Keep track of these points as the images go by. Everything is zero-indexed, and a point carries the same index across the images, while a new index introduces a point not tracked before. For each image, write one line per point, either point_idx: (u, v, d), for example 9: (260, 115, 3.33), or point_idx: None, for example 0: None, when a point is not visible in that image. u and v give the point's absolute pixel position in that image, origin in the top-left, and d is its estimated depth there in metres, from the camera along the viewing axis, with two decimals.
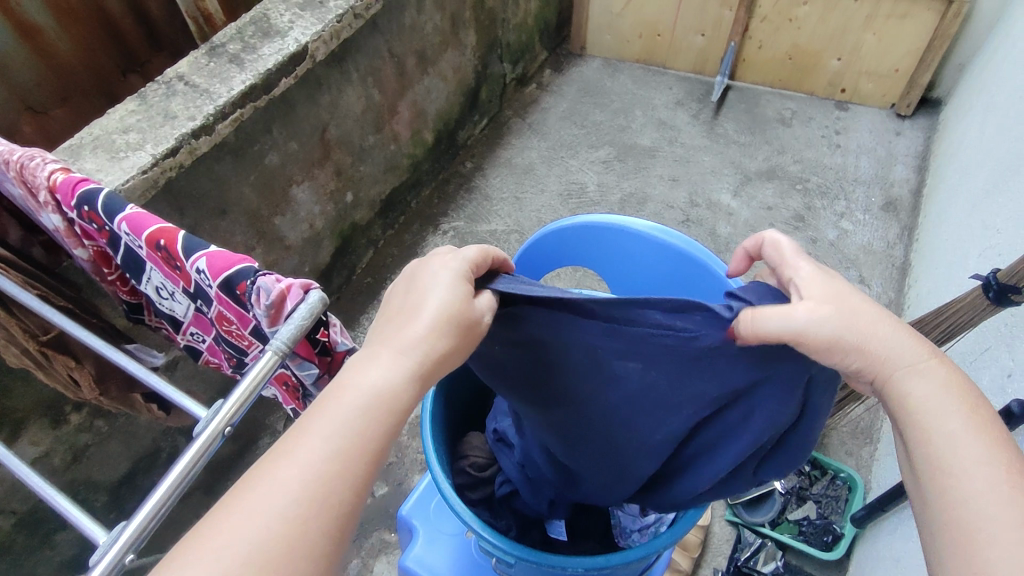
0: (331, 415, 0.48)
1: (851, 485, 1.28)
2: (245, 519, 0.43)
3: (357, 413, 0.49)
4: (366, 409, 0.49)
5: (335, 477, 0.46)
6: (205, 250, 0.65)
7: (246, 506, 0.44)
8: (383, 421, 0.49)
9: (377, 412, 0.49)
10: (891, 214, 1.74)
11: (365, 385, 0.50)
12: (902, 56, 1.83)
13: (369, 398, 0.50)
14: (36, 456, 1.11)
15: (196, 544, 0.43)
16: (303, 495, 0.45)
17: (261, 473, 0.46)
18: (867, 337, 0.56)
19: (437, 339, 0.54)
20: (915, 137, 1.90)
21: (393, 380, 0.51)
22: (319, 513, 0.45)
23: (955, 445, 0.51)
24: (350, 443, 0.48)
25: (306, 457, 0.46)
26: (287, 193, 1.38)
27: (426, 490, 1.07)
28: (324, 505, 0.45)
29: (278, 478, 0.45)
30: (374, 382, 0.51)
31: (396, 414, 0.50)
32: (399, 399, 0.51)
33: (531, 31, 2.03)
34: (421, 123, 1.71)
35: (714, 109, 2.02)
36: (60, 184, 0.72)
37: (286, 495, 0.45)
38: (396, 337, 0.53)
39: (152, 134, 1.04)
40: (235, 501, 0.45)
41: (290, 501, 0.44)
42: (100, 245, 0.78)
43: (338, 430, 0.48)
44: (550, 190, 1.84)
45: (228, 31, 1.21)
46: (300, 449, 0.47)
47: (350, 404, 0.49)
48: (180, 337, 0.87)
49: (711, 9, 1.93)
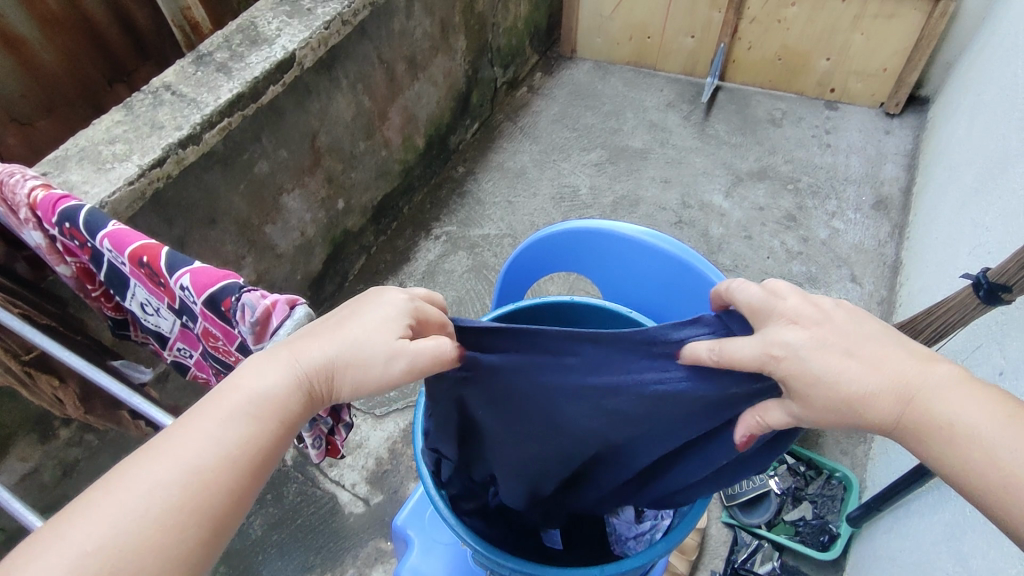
0: (207, 413, 0.50)
1: (846, 485, 1.28)
2: (107, 502, 0.45)
3: (241, 417, 0.51)
4: (242, 410, 0.51)
5: (202, 468, 0.48)
6: (189, 266, 0.64)
7: (111, 491, 0.45)
8: (266, 426, 0.52)
9: (260, 418, 0.51)
10: (882, 212, 1.74)
11: (253, 391, 0.52)
12: (890, 56, 1.84)
13: (250, 403, 0.51)
14: (25, 472, 1.10)
15: (67, 526, 0.43)
16: (166, 483, 0.46)
17: (136, 462, 0.47)
18: (840, 381, 0.53)
19: (336, 363, 0.54)
20: (904, 135, 1.91)
21: (279, 391, 0.53)
22: (181, 503, 0.46)
23: (940, 407, 0.50)
24: (233, 445, 0.50)
25: (178, 448, 0.48)
26: (277, 202, 1.37)
27: (420, 500, 1.07)
28: (187, 497, 0.46)
29: (151, 469, 0.47)
30: (257, 389, 0.52)
31: (279, 418, 0.52)
32: (284, 406, 0.53)
33: (521, 35, 2.03)
34: (412, 128, 1.71)
35: (705, 110, 2.02)
36: (41, 201, 0.71)
37: (150, 482, 0.46)
38: (297, 352, 0.54)
39: (139, 144, 1.03)
40: (106, 486, 0.46)
41: (152, 490, 0.46)
42: (82, 262, 0.77)
43: (209, 427, 0.49)
44: (542, 193, 1.84)
45: (215, 39, 1.20)
46: (172, 441, 0.48)
47: (233, 406, 0.51)
48: (167, 352, 0.86)
49: (700, 11, 1.93)
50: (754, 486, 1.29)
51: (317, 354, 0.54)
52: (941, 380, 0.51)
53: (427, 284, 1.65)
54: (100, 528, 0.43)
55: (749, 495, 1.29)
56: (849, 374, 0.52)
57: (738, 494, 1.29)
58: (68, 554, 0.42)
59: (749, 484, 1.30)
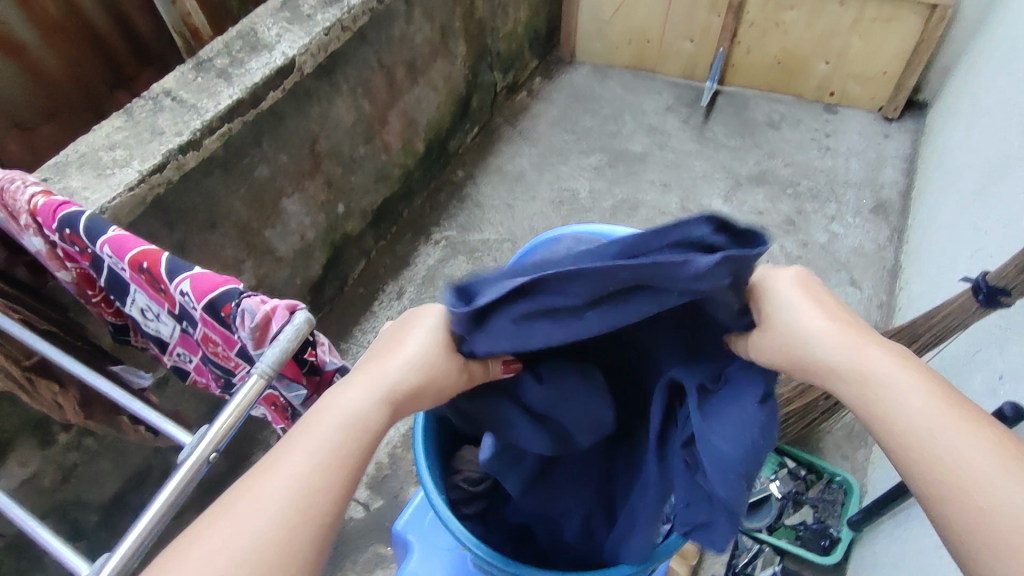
0: (312, 432, 0.52)
1: (847, 489, 1.28)
2: (231, 530, 0.45)
3: (341, 431, 0.53)
4: (340, 426, 0.53)
5: (305, 487, 0.49)
6: (189, 272, 0.64)
7: (227, 518, 0.46)
8: (366, 439, 0.53)
9: (353, 431, 0.53)
10: (882, 216, 1.75)
11: (346, 409, 0.54)
12: (888, 61, 1.85)
13: (347, 417, 0.54)
14: (24, 478, 1.10)
15: (203, 537, 0.45)
16: (289, 504, 0.47)
17: (257, 478, 0.49)
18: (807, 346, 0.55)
19: (406, 375, 0.58)
20: (903, 139, 1.91)
21: (368, 406, 0.55)
22: (302, 521, 0.47)
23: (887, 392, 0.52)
24: (334, 454, 0.51)
25: (289, 467, 0.49)
26: (277, 206, 1.38)
27: (420, 504, 1.07)
28: (311, 508, 0.48)
29: (271, 479, 0.48)
30: (348, 405, 0.55)
31: (371, 432, 0.54)
32: (372, 421, 0.55)
33: (520, 39, 2.03)
34: (412, 132, 1.71)
35: (704, 114, 2.02)
36: (42, 207, 0.71)
37: (269, 511, 0.47)
38: (365, 371, 0.58)
39: (140, 150, 1.04)
40: (228, 505, 0.47)
41: (272, 513, 0.47)
42: (83, 267, 0.77)
43: (317, 446, 0.51)
44: (542, 197, 1.84)
45: (215, 44, 1.20)
46: (284, 458, 0.50)
47: (336, 421, 0.53)
48: (167, 358, 0.86)
49: (699, 16, 1.94)
50: (756, 490, 1.28)
51: (391, 371, 0.58)
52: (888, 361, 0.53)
53: (427, 289, 1.66)
54: (230, 559, 0.44)
55: (749, 499, 1.27)
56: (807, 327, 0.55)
57: None
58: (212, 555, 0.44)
59: (748, 488, 1.28)
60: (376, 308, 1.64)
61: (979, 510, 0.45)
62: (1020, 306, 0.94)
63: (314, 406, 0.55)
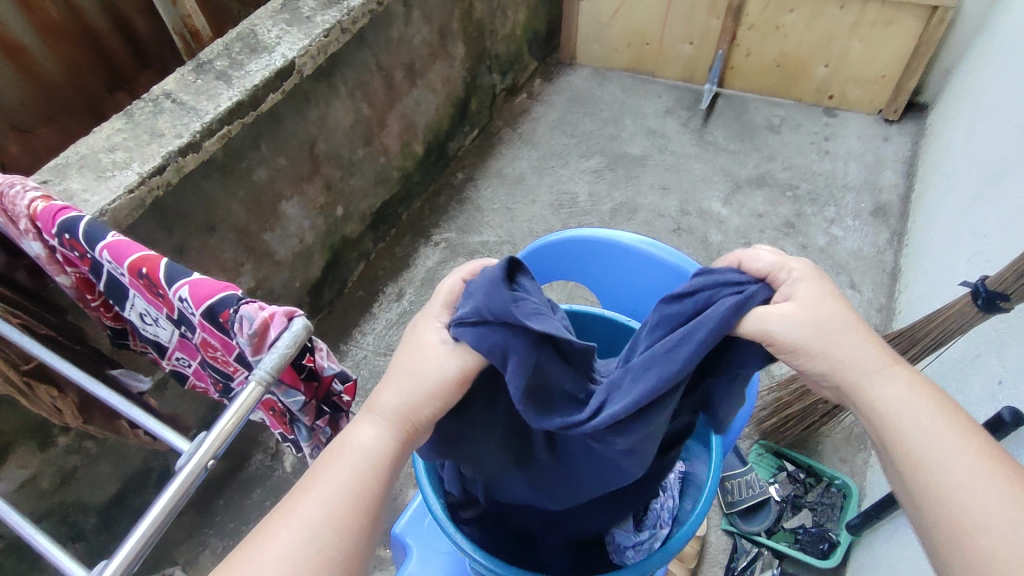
0: (331, 470, 0.55)
1: (846, 493, 1.28)
2: (259, 567, 0.49)
3: (357, 471, 0.56)
4: (357, 466, 0.56)
5: (322, 529, 0.52)
6: (188, 278, 0.64)
7: (255, 559, 0.50)
8: (380, 477, 0.56)
9: (368, 470, 0.56)
10: (881, 219, 1.75)
11: (361, 448, 0.57)
12: (887, 63, 1.85)
13: (363, 456, 0.56)
14: (23, 480, 1.10)
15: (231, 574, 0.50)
16: (310, 541, 0.51)
17: (280, 520, 0.52)
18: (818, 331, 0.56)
19: (415, 400, 0.59)
20: (902, 142, 1.91)
21: (381, 444, 0.57)
22: (322, 558, 0.51)
23: (900, 415, 0.54)
24: (349, 494, 0.54)
25: (310, 505, 0.53)
26: (276, 208, 1.38)
27: (418, 510, 1.06)
28: (330, 548, 0.52)
29: (291, 522, 0.52)
30: (363, 443, 0.57)
31: (386, 470, 0.57)
32: (387, 457, 0.57)
33: (519, 42, 2.03)
34: (411, 134, 1.71)
35: (704, 117, 2.02)
36: (41, 212, 0.71)
37: (294, 548, 0.50)
38: (377, 403, 0.60)
39: (139, 153, 1.04)
40: (253, 546, 0.51)
41: (298, 550, 0.50)
42: (82, 272, 0.77)
43: (335, 486, 0.54)
44: (542, 200, 1.84)
45: (215, 47, 1.21)
46: (302, 502, 0.53)
47: (352, 460, 0.56)
48: (165, 362, 0.86)
49: (699, 18, 1.94)
50: (754, 494, 1.27)
51: (401, 403, 0.59)
52: (905, 384, 0.55)
53: (426, 291, 1.66)
54: None
55: (747, 503, 1.27)
56: (831, 345, 0.56)
57: (737, 501, 1.27)
58: None
59: (747, 492, 1.27)
60: (375, 310, 1.64)
61: (976, 532, 0.48)
62: (1019, 309, 0.94)
63: (332, 444, 0.58)
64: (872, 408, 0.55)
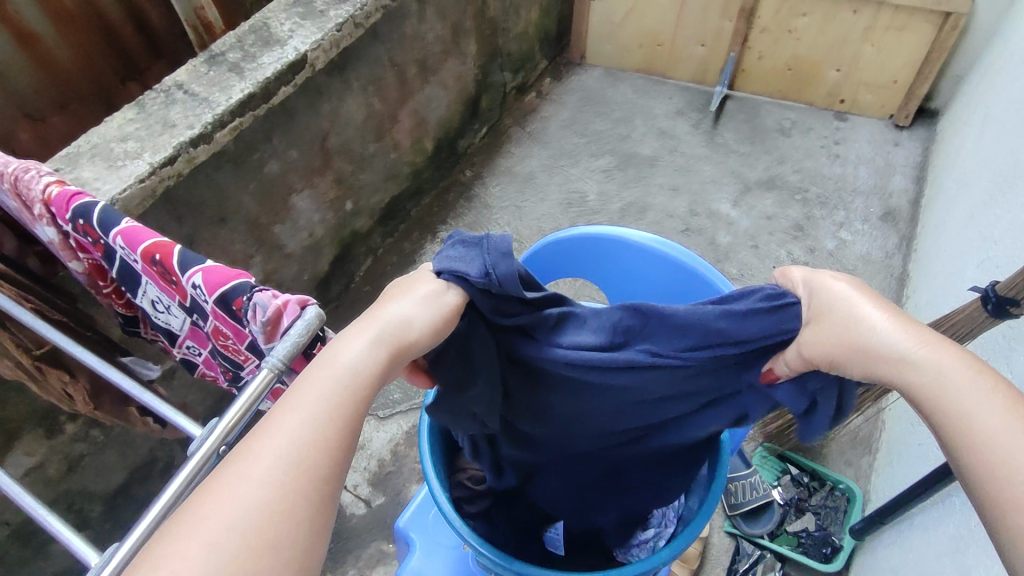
0: (308, 389, 0.50)
1: (851, 496, 1.28)
2: (229, 494, 0.44)
3: (338, 388, 0.51)
4: (337, 382, 0.51)
5: (300, 446, 0.47)
6: (201, 265, 0.64)
7: (228, 485, 0.44)
8: (362, 394, 0.52)
9: (349, 385, 0.51)
10: (890, 224, 1.74)
11: (343, 364, 0.52)
12: (899, 68, 1.84)
13: (346, 373, 0.52)
14: (30, 466, 1.11)
15: (200, 508, 0.43)
16: (290, 458, 0.46)
17: (251, 445, 0.47)
18: (851, 330, 0.54)
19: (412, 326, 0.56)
20: (913, 147, 1.90)
21: (366, 359, 0.53)
22: (309, 474, 0.46)
23: (943, 400, 0.49)
24: (330, 410, 0.49)
25: (289, 422, 0.48)
26: (287, 201, 1.38)
27: (422, 502, 1.06)
28: (310, 465, 0.46)
29: (267, 445, 0.46)
30: (346, 359, 0.53)
31: (370, 387, 0.52)
32: (372, 374, 0.53)
33: (531, 40, 2.03)
34: (421, 130, 1.72)
35: (714, 118, 2.02)
36: (56, 198, 0.72)
37: (276, 467, 0.45)
38: (363, 323, 0.56)
39: (151, 142, 1.04)
40: (223, 474, 0.45)
41: (281, 466, 0.45)
42: (95, 258, 0.77)
43: (316, 402, 0.49)
44: (550, 198, 1.84)
45: (228, 39, 1.21)
46: (281, 423, 0.48)
47: (332, 377, 0.51)
48: (176, 350, 0.86)
49: (711, 20, 1.94)
50: (757, 496, 1.26)
51: (390, 320, 0.56)
52: (952, 361, 0.51)
53: None
54: (230, 525, 0.42)
55: (752, 505, 1.26)
56: (856, 329, 0.54)
57: (741, 503, 1.27)
58: (208, 531, 0.42)
59: (753, 494, 1.26)
60: None
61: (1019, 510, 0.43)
62: None
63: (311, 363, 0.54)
64: (920, 393, 0.51)
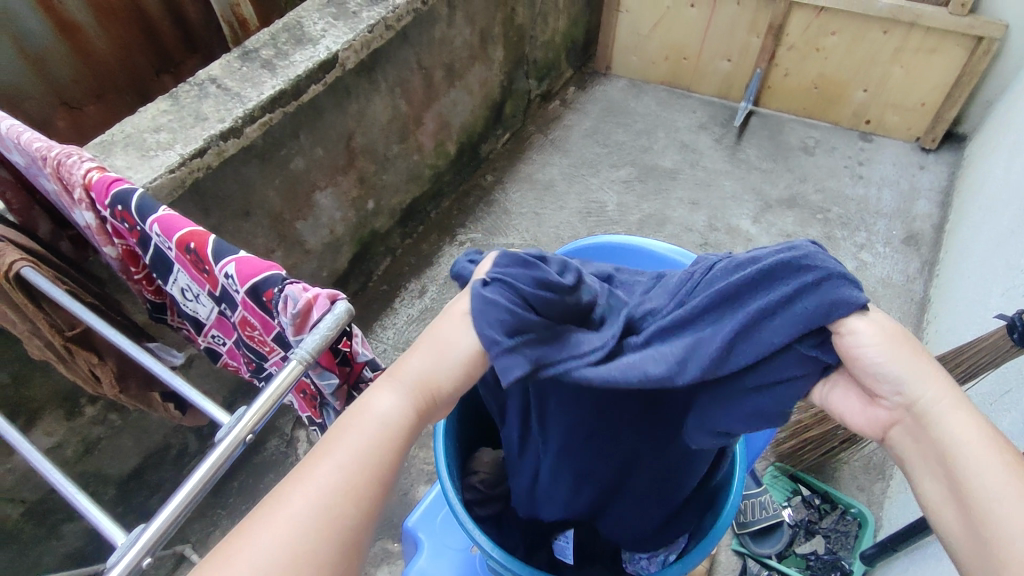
0: (340, 438, 0.49)
1: (862, 521, 1.25)
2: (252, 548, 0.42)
3: (368, 442, 0.49)
4: (371, 433, 0.50)
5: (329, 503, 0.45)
6: (235, 255, 0.65)
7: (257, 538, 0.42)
8: (394, 449, 0.51)
9: (381, 438, 0.50)
10: (913, 248, 1.72)
11: (375, 417, 0.51)
12: (928, 91, 1.83)
13: (379, 425, 0.51)
14: (49, 446, 1.12)
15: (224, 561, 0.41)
16: (320, 511, 0.44)
17: (278, 500, 0.45)
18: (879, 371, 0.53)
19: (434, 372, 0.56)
20: (939, 171, 1.89)
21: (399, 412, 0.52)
22: (339, 525, 0.45)
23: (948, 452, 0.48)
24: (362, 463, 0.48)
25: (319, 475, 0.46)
26: (310, 198, 1.40)
27: (434, 501, 1.06)
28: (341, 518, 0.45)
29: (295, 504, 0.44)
30: (378, 409, 0.52)
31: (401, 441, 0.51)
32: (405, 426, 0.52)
33: (557, 49, 2.04)
34: (444, 134, 1.73)
35: (737, 134, 2.02)
36: (96, 182, 0.73)
37: (302, 517, 0.44)
38: (395, 371, 0.56)
39: (183, 134, 1.06)
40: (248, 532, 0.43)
41: (309, 515, 0.44)
42: (129, 244, 0.79)
43: (350, 456, 0.48)
44: (570, 207, 1.84)
45: (262, 36, 1.23)
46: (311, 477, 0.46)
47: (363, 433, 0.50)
48: (201, 338, 0.87)
49: (738, 36, 1.94)
50: (769, 515, 1.25)
51: (420, 371, 0.56)
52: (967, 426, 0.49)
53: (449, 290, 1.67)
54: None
55: (761, 525, 1.25)
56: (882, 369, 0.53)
57: (750, 522, 1.25)
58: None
59: (761, 513, 1.25)
60: (399, 305, 1.65)
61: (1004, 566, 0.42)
62: None
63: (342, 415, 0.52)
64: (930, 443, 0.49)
